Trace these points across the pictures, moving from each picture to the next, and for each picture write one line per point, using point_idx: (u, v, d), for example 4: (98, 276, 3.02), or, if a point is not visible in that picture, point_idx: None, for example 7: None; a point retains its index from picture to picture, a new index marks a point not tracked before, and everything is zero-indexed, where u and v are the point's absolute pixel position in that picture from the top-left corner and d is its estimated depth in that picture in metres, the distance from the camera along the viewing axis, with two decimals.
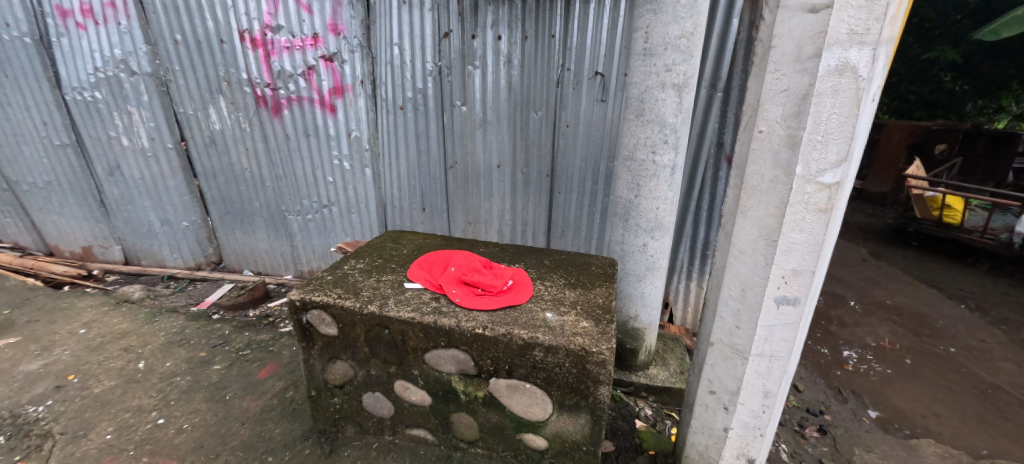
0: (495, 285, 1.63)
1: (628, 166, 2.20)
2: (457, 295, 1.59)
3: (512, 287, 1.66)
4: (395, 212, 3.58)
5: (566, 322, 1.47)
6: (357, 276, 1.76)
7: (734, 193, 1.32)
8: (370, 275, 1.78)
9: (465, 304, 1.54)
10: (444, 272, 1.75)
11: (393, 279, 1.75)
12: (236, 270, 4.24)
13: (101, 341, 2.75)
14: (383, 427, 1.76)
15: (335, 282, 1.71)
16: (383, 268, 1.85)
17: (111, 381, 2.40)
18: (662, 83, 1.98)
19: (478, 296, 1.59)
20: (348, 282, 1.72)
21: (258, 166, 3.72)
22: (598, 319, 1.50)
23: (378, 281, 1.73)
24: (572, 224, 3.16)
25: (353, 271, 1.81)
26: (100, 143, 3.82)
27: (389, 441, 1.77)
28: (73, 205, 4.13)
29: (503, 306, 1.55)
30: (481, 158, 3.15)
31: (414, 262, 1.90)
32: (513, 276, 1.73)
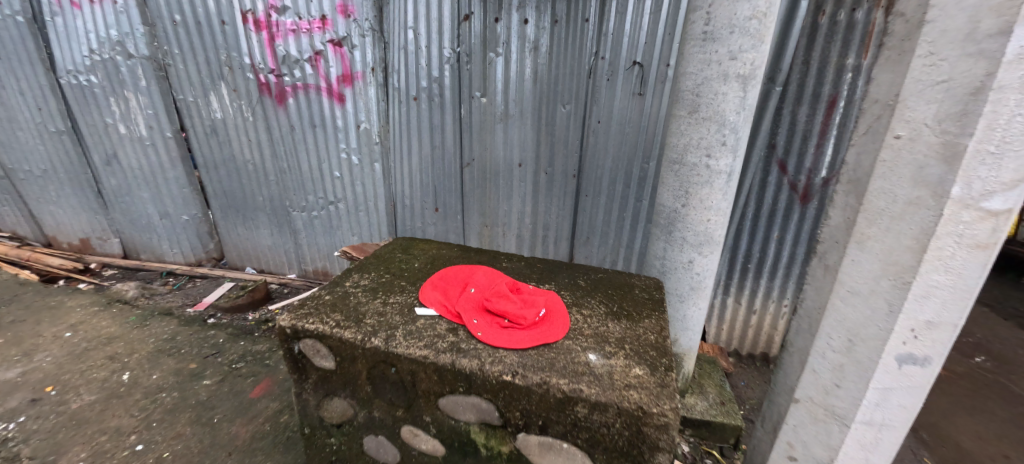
0: (526, 317, 1.34)
1: (676, 171, 1.89)
2: (478, 327, 1.31)
3: (545, 320, 1.37)
4: (406, 211, 3.30)
5: (614, 369, 1.18)
6: (360, 297, 1.50)
7: (847, 215, 1.03)
8: (375, 296, 1.51)
9: (488, 341, 1.26)
10: (464, 296, 1.47)
11: (403, 301, 1.48)
12: (238, 267, 4.02)
13: (85, 348, 2.55)
14: None
15: (334, 304, 1.45)
16: (391, 286, 1.58)
17: (91, 396, 2.19)
18: (725, 74, 1.65)
19: (504, 330, 1.31)
20: (349, 304, 1.45)
21: (262, 159, 3.48)
22: (653, 364, 1.21)
23: (384, 304, 1.46)
24: (599, 229, 2.85)
25: (356, 290, 1.55)
26: (96, 131, 3.60)
27: None
28: (70, 195, 3.94)
29: (536, 345, 1.26)
30: (502, 154, 2.85)
31: (428, 279, 1.63)
32: (547, 306, 1.43)
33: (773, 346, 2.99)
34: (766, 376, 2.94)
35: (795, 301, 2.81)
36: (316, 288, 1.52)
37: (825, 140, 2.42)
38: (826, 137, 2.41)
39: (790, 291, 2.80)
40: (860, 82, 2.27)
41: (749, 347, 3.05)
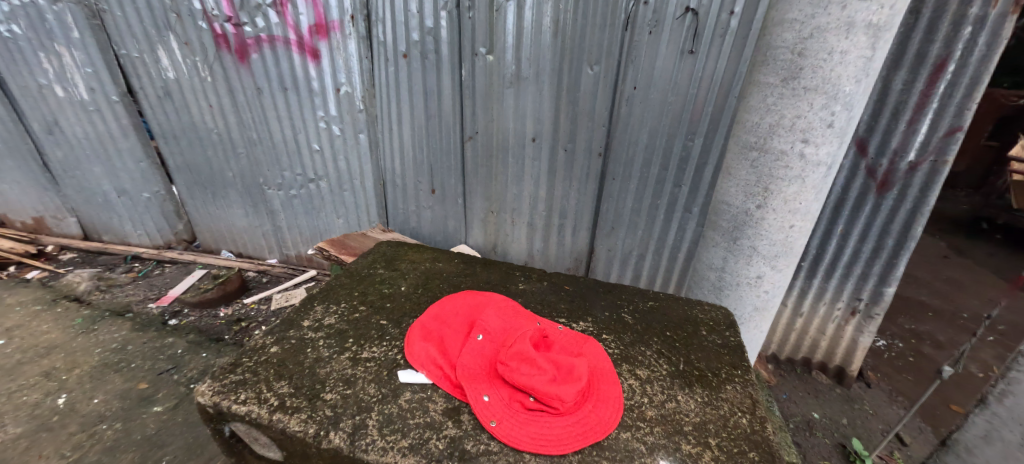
0: (563, 395, 0.98)
1: (752, 160, 1.39)
2: (494, 410, 0.96)
3: (584, 399, 1.02)
4: (397, 193, 2.79)
5: None
6: (320, 348, 1.12)
7: None
8: (343, 347, 1.13)
9: (507, 440, 0.91)
10: (474, 350, 1.11)
11: (380, 357, 1.10)
12: (213, 251, 3.58)
13: (18, 361, 2.26)
14: None
15: (282, 364, 1.06)
16: (369, 327, 1.21)
17: (16, 427, 1.90)
18: (850, 22, 1.13)
19: (531, 418, 0.95)
20: (303, 363, 1.06)
21: (227, 126, 2.91)
22: None
23: (352, 362, 1.08)
24: (626, 219, 2.34)
25: (316, 336, 1.16)
26: (30, 94, 3.05)
27: None
28: (13, 168, 3.44)
29: (578, 442, 0.93)
30: (512, 126, 2.32)
31: (420, 316, 1.26)
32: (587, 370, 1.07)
33: (818, 353, 2.56)
34: (809, 386, 2.54)
35: (853, 304, 2.35)
36: (256, 337, 1.12)
37: (922, 115, 1.89)
38: (923, 110, 1.88)
39: (848, 293, 2.33)
40: (981, 38, 1.72)
41: (790, 352, 2.63)
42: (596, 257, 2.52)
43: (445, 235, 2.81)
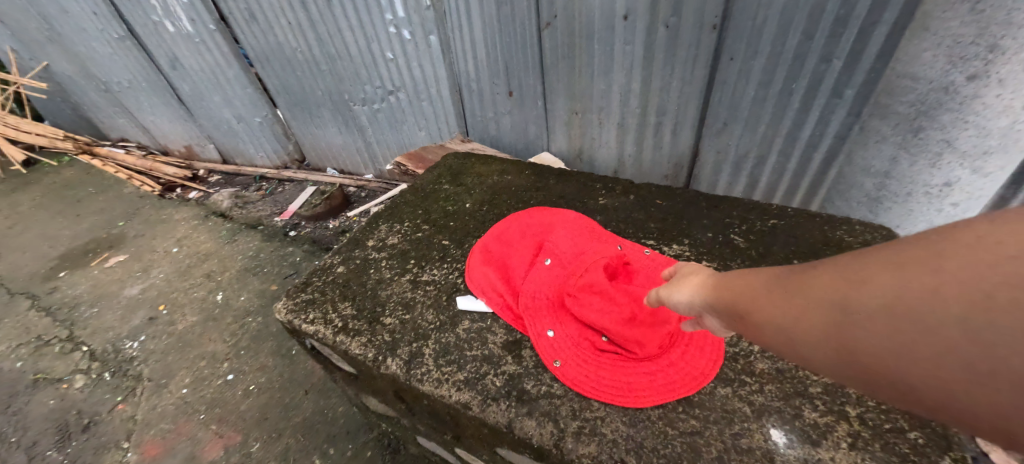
0: (641, 343, 1.02)
1: None
2: (567, 349, 1.06)
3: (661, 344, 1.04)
4: (474, 99, 2.60)
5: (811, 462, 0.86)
6: (382, 269, 1.30)
7: None
8: (404, 269, 1.30)
9: (567, 383, 1.00)
10: (547, 284, 1.18)
11: (440, 280, 1.26)
12: (321, 168, 3.87)
13: (187, 265, 2.83)
14: None
15: (347, 284, 1.27)
16: (428, 254, 1.34)
17: (193, 316, 2.45)
18: None
19: (603, 364, 1.02)
20: (365, 284, 1.26)
21: (307, 43, 2.89)
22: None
23: (412, 285, 1.25)
24: (745, 112, 1.85)
25: (378, 257, 1.34)
26: (150, 32, 3.36)
27: None
28: (159, 103, 3.98)
29: (656, 392, 0.97)
30: (598, 2, 1.87)
31: (493, 241, 1.35)
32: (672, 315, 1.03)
33: None
34: None
35: None
36: (324, 257, 1.31)
37: None
38: None
39: None
40: None
41: None
42: (700, 162, 2.11)
43: (526, 144, 2.61)
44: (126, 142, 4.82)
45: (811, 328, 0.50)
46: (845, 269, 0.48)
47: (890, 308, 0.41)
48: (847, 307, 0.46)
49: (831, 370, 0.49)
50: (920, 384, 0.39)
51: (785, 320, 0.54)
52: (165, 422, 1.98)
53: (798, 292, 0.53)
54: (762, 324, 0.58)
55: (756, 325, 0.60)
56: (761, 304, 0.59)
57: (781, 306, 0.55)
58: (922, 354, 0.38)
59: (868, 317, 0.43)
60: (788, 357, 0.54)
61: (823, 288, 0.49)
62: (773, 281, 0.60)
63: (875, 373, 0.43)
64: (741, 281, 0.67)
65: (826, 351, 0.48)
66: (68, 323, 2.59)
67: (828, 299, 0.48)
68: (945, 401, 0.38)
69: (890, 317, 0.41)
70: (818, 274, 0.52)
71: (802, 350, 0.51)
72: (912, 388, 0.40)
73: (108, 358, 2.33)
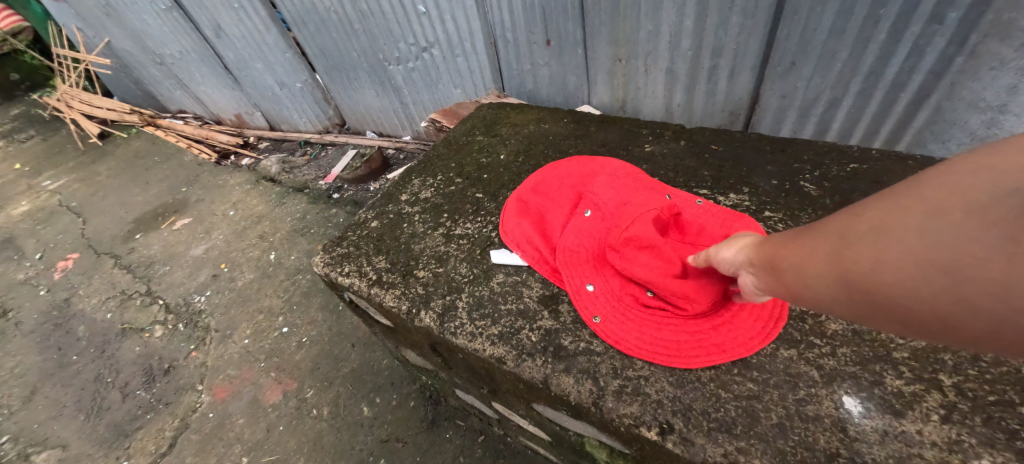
0: (690, 299, 0.94)
1: None
2: (607, 303, 1.01)
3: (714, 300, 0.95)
4: (510, 51, 2.47)
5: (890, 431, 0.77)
6: (416, 222, 1.29)
7: None
8: (437, 223, 1.27)
9: (608, 339, 0.95)
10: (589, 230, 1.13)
11: (474, 234, 1.23)
12: (361, 132, 3.90)
13: (243, 227, 3.00)
14: (508, 424, 1.44)
15: (381, 238, 1.26)
16: (462, 208, 1.31)
17: (250, 274, 2.60)
18: None
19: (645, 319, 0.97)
20: (399, 238, 1.25)
21: (340, 2, 2.83)
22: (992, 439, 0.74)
23: (446, 239, 1.22)
24: (818, 47, 1.61)
25: (411, 212, 1.32)
26: (193, 0, 3.42)
27: (507, 424, 1.46)
28: (208, 73, 4.13)
29: (705, 352, 0.91)
30: None
31: (529, 195, 1.29)
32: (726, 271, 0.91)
33: None
34: None
35: None
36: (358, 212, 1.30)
37: None
38: None
39: None
40: None
41: None
42: (761, 108, 1.90)
43: (566, 97, 2.47)
44: (184, 113, 5.09)
45: (858, 252, 0.57)
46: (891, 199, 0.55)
47: (931, 218, 0.49)
48: (894, 228, 0.53)
49: (877, 288, 0.55)
50: (952, 271, 0.47)
51: (836, 253, 0.60)
52: (232, 368, 2.16)
53: (840, 230, 0.60)
54: (807, 263, 0.65)
55: (800, 267, 0.66)
56: (807, 248, 0.66)
57: (829, 242, 0.62)
58: (958, 246, 0.46)
59: (914, 231, 0.50)
60: (833, 287, 0.61)
61: (869, 217, 0.57)
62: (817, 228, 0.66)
63: (916, 275, 0.50)
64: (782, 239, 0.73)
65: (873, 269, 0.55)
66: (145, 280, 2.85)
67: (873, 225, 0.56)
68: (976, 285, 0.45)
69: (930, 225, 0.49)
70: (862, 210, 0.59)
71: (847, 273, 0.58)
72: (947, 281, 0.47)
73: (180, 311, 2.55)
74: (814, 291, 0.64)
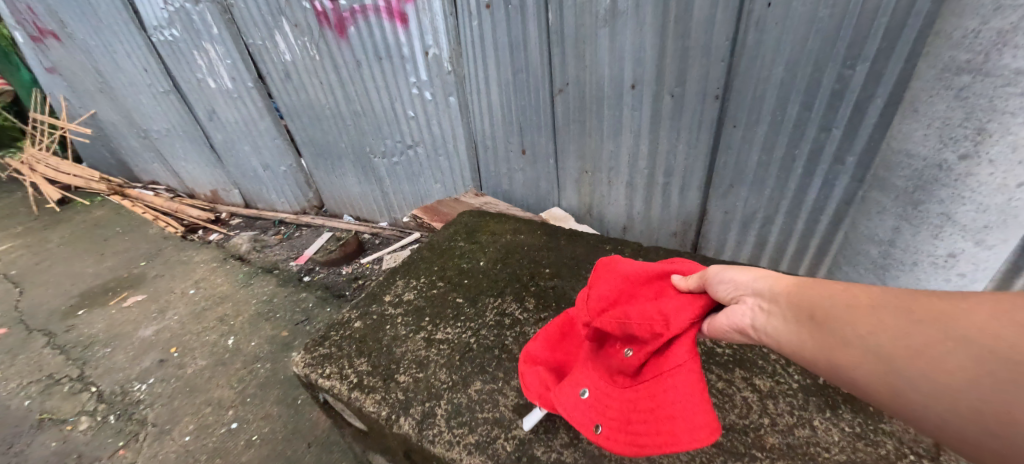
0: (667, 357, 0.88)
1: (960, 89, 0.98)
2: (603, 404, 0.95)
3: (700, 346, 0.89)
4: (489, 155, 2.73)
5: None
6: (398, 325, 1.34)
7: None
8: (419, 326, 1.33)
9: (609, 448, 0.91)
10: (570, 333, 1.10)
11: (454, 339, 1.28)
12: (338, 215, 3.99)
13: (202, 308, 2.89)
14: None
15: (364, 339, 1.30)
16: (443, 312, 1.37)
17: (203, 361, 2.46)
18: None
19: (640, 398, 0.90)
20: (381, 341, 1.29)
21: (336, 101, 3.10)
22: None
23: (427, 343, 1.27)
24: (750, 174, 1.91)
25: (394, 314, 1.38)
26: (193, 87, 3.65)
27: None
28: (193, 151, 4.24)
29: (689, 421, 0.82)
30: (608, 73, 2.01)
31: (506, 305, 1.38)
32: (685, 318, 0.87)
33: None
34: None
35: None
36: (342, 312, 1.36)
37: None
38: None
39: None
40: None
41: None
42: (709, 221, 2.16)
43: (538, 198, 2.70)
44: (157, 185, 5.07)
45: (985, 352, 0.52)
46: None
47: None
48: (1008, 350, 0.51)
49: (975, 398, 0.52)
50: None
51: (950, 340, 0.56)
52: None
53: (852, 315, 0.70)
54: (897, 331, 0.61)
55: (878, 331, 0.62)
56: (901, 317, 0.61)
57: (944, 325, 0.57)
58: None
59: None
60: (913, 368, 0.58)
61: (1021, 323, 0.52)
62: (923, 301, 0.61)
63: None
64: (863, 292, 0.68)
65: (987, 374, 0.52)
66: (81, 363, 2.62)
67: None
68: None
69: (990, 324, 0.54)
70: (1008, 309, 0.54)
71: (943, 364, 0.55)
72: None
73: (115, 401, 2.33)
74: (877, 360, 0.61)
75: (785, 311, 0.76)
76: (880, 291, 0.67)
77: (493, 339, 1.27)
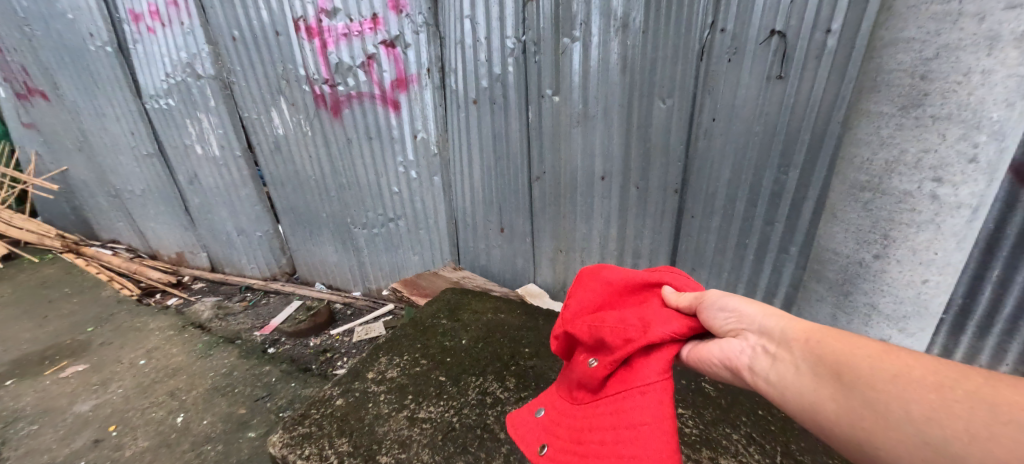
0: (636, 373, 0.86)
1: (865, 202, 1.20)
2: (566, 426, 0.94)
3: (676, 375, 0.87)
4: (468, 231, 2.86)
5: None
6: (381, 403, 1.34)
7: None
8: (401, 405, 1.33)
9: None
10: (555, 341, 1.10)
11: (436, 418, 1.28)
12: (310, 283, 3.93)
13: (152, 380, 2.69)
14: None
15: (345, 418, 1.29)
16: (427, 390, 1.38)
17: (145, 441, 2.25)
18: (994, 35, 0.92)
19: (603, 418, 0.87)
20: (363, 419, 1.28)
21: (322, 173, 3.23)
22: None
23: (409, 422, 1.26)
24: (709, 260, 2.10)
25: (377, 391, 1.38)
26: (179, 152, 3.72)
27: None
28: (165, 212, 4.19)
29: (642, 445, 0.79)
30: (581, 165, 2.24)
31: (488, 383, 1.40)
32: (664, 331, 0.87)
33: None
34: None
35: None
36: (325, 389, 1.35)
37: None
38: None
39: None
40: None
41: None
42: None
43: (514, 274, 2.80)
44: (116, 244, 4.88)
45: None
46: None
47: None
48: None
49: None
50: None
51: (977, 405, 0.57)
52: None
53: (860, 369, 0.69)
54: (935, 404, 0.59)
55: (911, 401, 0.61)
56: (939, 391, 0.60)
57: (989, 410, 0.55)
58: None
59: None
60: (954, 451, 0.56)
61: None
62: (958, 377, 0.61)
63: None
64: (884, 354, 0.68)
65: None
66: None
67: None
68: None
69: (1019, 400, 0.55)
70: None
71: (988, 453, 0.53)
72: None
73: None
74: (910, 433, 0.60)
75: (804, 363, 0.74)
76: (911, 355, 0.66)
77: (476, 418, 1.27)
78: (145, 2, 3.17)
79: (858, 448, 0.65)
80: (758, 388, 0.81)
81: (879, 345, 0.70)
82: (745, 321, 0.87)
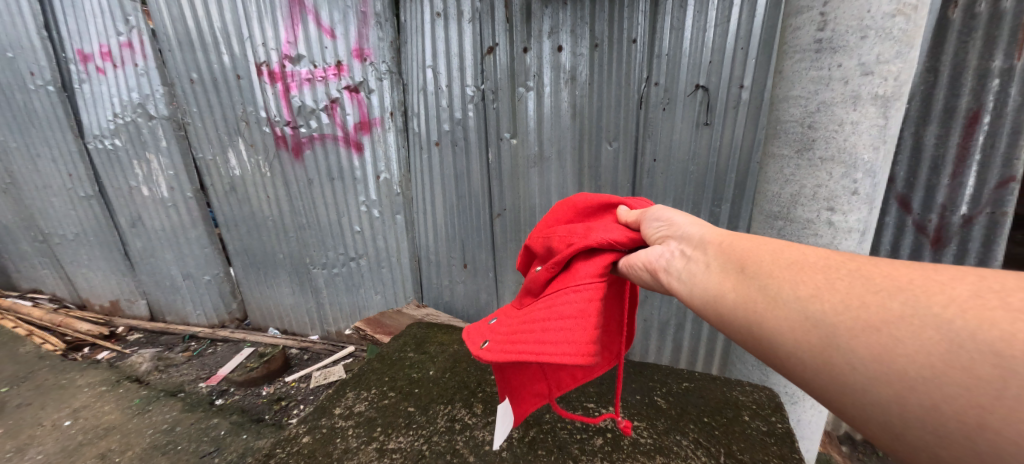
0: (577, 274, 0.97)
1: (779, 228, 1.39)
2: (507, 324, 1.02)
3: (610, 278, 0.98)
4: (431, 268, 2.90)
5: None
6: (349, 437, 1.33)
7: None
8: (370, 437, 1.33)
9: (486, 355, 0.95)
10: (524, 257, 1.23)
11: (406, 447, 1.29)
12: (262, 328, 3.74)
13: (79, 442, 2.45)
14: None
15: (312, 454, 1.27)
16: (395, 421, 1.39)
17: None
18: (856, 95, 1.18)
19: (538, 312, 0.95)
20: (331, 454, 1.27)
21: (280, 214, 3.19)
22: None
23: (379, 454, 1.26)
24: None
25: (345, 426, 1.38)
26: (122, 194, 3.55)
27: None
28: (101, 257, 3.92)
29: (564, 330, 0.88)
30: (539, 202, 2.38)
31: (457, 411, 1.44)
32: (607, 238, 1.00)
33: None
34: None
35: None
36: (291, 427, 1.33)
37: None
38: (966, 163, 1.56)
39: None
40: None
41: None
42: None
43: (478, 309, 2.84)
44: (38, 293, 4.43)
45: (895, 309, 0.58)
46: (962, 283, 0.56)
47: (1001, 333, 0.50)
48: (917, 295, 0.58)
49: (877, 355, 0.58)
50: (975, 383, 0.51)
51: (866, 280, 0.63)
52: None
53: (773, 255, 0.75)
54: (820, 284, 0.66)
55: (799, 283, 0.68)
56: (826, 272, 0.68)
57: (861, 285, 0.62)
58: (1013, 365, 0.48)
59: (977, 331, 0.52)
60: (828, 321, 0.63)
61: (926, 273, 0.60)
62: (843, 264, 0.68)
63: (942, 366, 0.53)
64: (793, 249, 0.75)
65: (893, 329, 0.58)
66: None
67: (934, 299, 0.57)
68: (980, 405, 0.50)
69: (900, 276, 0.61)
70: (917, 276, 0.60)
71: (855, 320, 0.61)
72: (967, 387, 0.51)
73: None
74: (796, 311, 0.66)
75: (716, 262, 0.82)
76: (810, 249, 0.74)
77: (445, 444, 1.30)
78: (96, 43, 3.13)
79: (746, 328, 0.73)
80: (670, 289, 0.87)
81: (784, 242, 0.78)
82: (673, 229, 0.94)
